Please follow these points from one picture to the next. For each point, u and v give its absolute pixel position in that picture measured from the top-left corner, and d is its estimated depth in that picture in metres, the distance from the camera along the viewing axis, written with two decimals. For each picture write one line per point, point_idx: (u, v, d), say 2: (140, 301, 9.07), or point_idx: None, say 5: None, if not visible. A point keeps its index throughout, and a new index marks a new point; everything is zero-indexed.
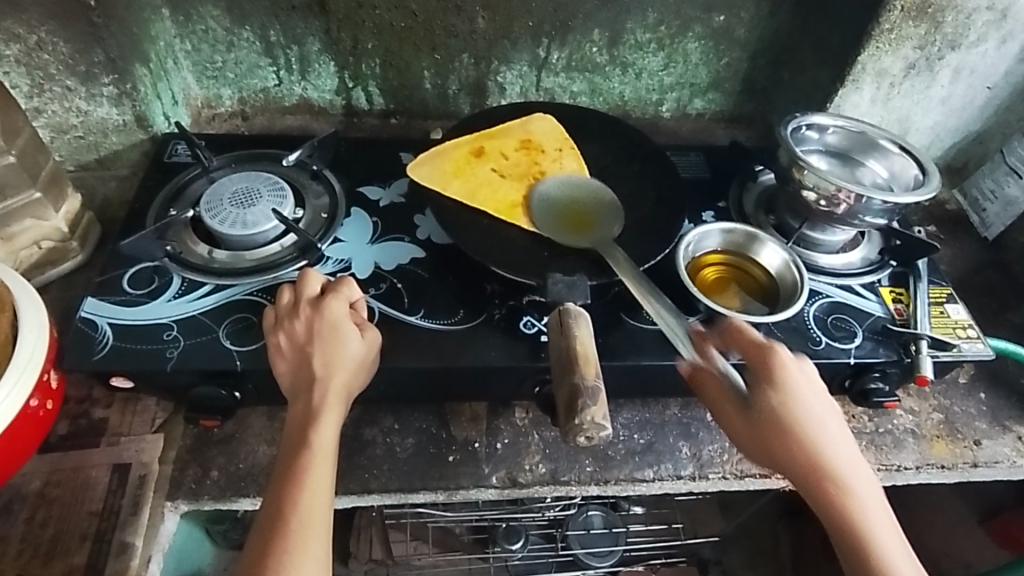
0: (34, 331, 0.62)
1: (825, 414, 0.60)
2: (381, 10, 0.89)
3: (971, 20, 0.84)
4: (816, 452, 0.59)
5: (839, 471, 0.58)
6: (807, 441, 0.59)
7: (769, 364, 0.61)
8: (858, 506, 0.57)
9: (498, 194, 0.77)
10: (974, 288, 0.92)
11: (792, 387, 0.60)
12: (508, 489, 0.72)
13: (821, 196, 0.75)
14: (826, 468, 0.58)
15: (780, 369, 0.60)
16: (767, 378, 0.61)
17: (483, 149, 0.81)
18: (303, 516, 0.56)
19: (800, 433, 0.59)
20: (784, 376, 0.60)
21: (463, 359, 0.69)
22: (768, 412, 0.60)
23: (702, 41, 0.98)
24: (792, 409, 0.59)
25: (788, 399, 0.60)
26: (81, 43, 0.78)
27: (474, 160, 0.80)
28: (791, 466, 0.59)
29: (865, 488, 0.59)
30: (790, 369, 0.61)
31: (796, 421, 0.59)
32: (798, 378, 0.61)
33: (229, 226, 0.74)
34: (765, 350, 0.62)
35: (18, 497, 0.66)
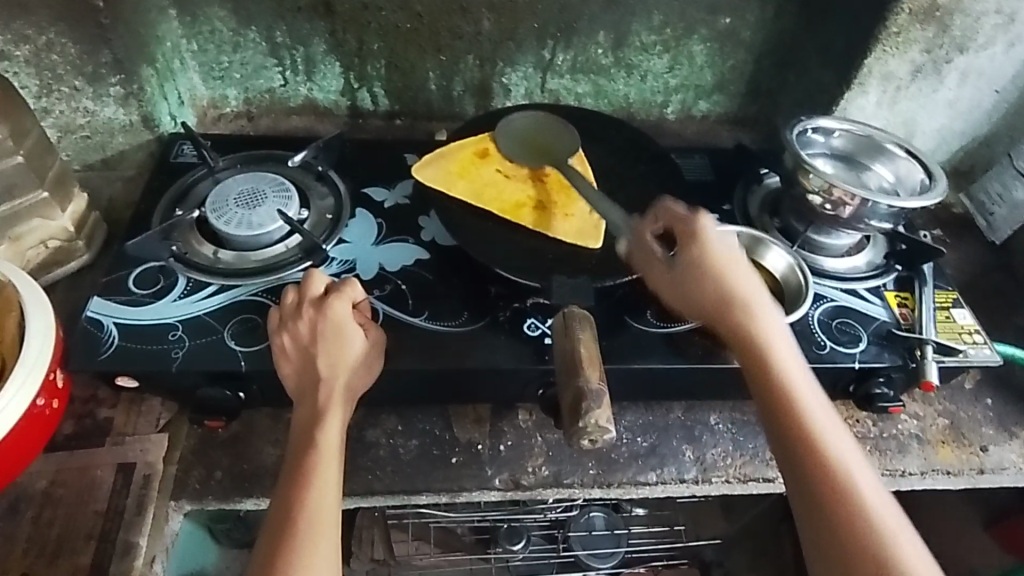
0: (41, 331, 0.62)
1: (745, 274, 0.61)
2: (387, 11, 0.89)
3: (979, 24, 0.83)
4: (735, 305, 0.59)
5: (757, 322, 0.59)
6: (725, 297, 0.60)
7: (693, 231, 0.62)
8: (777, 358, 0.57)
9: (503, 196, 0.77)
10: (981, 292, 0.91)
11: (714, 247, 0.61)
12: (512, 491, 0.72)
13: (826, 200, 0.75)
14: (745, 322, 0.59)
15: (703, 235, 0.62)
16: (688, 242, 0.62)
17: (488, 151, 0.81)
18: (314, 516, 0.56)
19: (715, 283, 0.60)
20: (703, 239, 0.62)
21: (467, 361, 0.69)
22: (689, 271, 0.61)
23: (707, 44, 0.97)
24: (712, 267, 0.60)
25: (708, 258, 0.61)
26: (89, 44, 0.78)
27: (479, 163, 0.80)
28: (714, 322, 0.60)
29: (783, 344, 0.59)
30: (708, 232, 0.62)
31: (715, 279, 0.60)
32: (718, 241, 0.62)
33: (235, 227, 0.75)
34: (687, 219, 0.63)
35: (24, 496, 0.67)
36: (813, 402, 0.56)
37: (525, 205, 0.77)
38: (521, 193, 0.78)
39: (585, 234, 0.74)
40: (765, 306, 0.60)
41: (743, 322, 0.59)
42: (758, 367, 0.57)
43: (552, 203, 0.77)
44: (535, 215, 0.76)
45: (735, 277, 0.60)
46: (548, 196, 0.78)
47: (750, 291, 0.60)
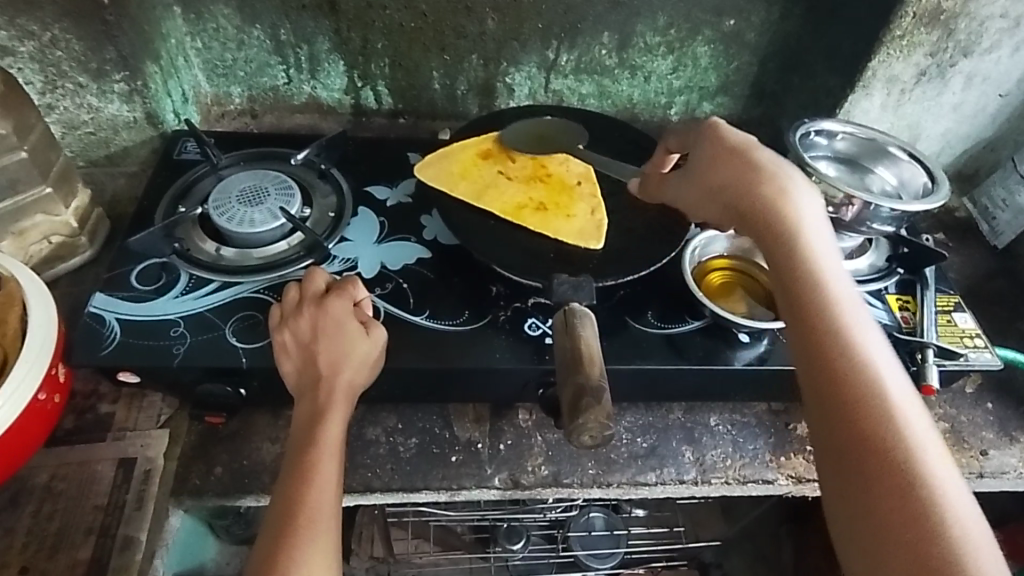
0: (43, 326, 0.62)
1: (771, 161, 0.63)
2: (391, 11, 0.89)
3: (984, 27, 0.83)
4: (756, 183, 0.62)
5: (774, 208, 0.60)
6: (746, 179, 0.62)
7: (713, 133, 0.67)
8: (793, 239, 0.58)
9: (504, 197, 0.77)
10: (984, 296, 0.91)
11: (734, 142, 0.65)
12: (511, 490, 0.72)
13: (829, 204, 0.74)
14: (764, 199, 0.60)
15: (722, 134, 0.66)
16: (709, 140, 0.67)
17: (491, 153, 0.81)
18: (314, 512, 0.56)
19: (733, 177, 0.63)
20: (723, 137, 0.66)
21: (468, 360, 0.69)
22: (711, 163, 0.65)
23: (711, 45, 0.97)
24: (734, 155, 0.64)
25: (730, 150, 0.65)
26: (94, 41, 0.78)
27: (482, 164, 0.80)
28: (734, 202, 0.62)
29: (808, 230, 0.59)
30: (729, 133, 0.66)
31: (735, 165, 0.63)
32: (738, 138, 0.66)
33: (237, 224, 0.75)
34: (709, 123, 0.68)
35: (25, 490, 0.67)
36: (829, 270, 0.56)
37: (526, 205, 0.77)
38: (522, 194, 0.78)
39: (585, 234, 0.74)
40: (795, 184, 0.61)
41: (762, 198, 0.60)
42: (776, 239, 0.58)
43: (554, 203, 0.77)
44: (535, 215, 0.76)
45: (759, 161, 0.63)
46: (549, 196, 0.78)
47: (775, 172, 0.62)
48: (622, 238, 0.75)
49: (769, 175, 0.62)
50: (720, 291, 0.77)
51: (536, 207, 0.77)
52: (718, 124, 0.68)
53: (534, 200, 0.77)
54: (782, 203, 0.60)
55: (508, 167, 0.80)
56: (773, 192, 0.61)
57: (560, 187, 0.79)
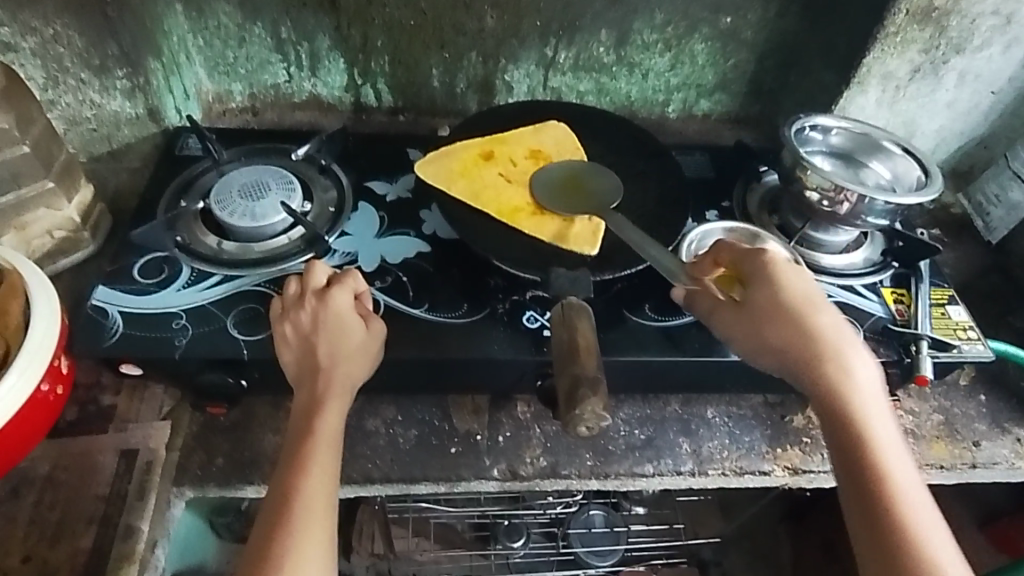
0: (45, 317, 0.63)
1: (828, 318, 0.63)
2: (391, 8, 0.90)
3: (976, 24, 0.84)
4: (822, 355, 0.61)
5: (838, 372, 0.61)
6: (813, 342, 0.62)
7: (771, 272, 0.65)
8: (858, 411, 0.59)
9: (502, 203, 0.77)
10: (978, 291, 0.92)
11: (795, 291, 0.64)
12: (509, 481, 0.73)
13: (824, 197, 0.76)
14: (829, 369, 0.61)
15: (783, 276, 0.65)
16: (767, 282, 0.64)
17: (493, 160, 0.81)
18: (309, 500, 0.57)
19: (796, 328, 0.62)
20: (783, 280, 0.64)
21: (465, 352, 0.70)
22: (772, 310, 0.63)
23: (709, 43, 0.98)
24: (797, 309, 0.63)
25: (795, 301, 0.63)
26: (96, 36, 0.80)
27: (483, 169, 0.80)
28: (797, 362, 0.62)
29: (868, 395, 0.60)
30: (790, 273, 0.65)
31: (800, 323, 0.62)
32: (798, 282, 0.65)
33: (238, 218, 0.76)
34: (764, 256, 0.66)
35: (27, 480, 0.68)
36: (895, 448, 0.58)
37: (522, 212, 0.76)
38: (520, 201, 0.77)
39: (581, 242, 0.73)
40: (851, 349, 0.62)
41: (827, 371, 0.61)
42: (843, 415, 0.59)
43: (551, 207, 0.77)
44: (530, 223, 0.75)
45: (820, 320, 0.63)
46: (548, 200, 0.78)
47: (833, 335, 0.62)
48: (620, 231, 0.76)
49: (831, 340, 0.62)
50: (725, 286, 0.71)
51: (532, 216, 0.76)
52: (775, 257, 0.66)
53: (530, 208, 0.77)
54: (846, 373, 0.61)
55: (508, 174, 0.80)
56: (834, 361, 0.61)
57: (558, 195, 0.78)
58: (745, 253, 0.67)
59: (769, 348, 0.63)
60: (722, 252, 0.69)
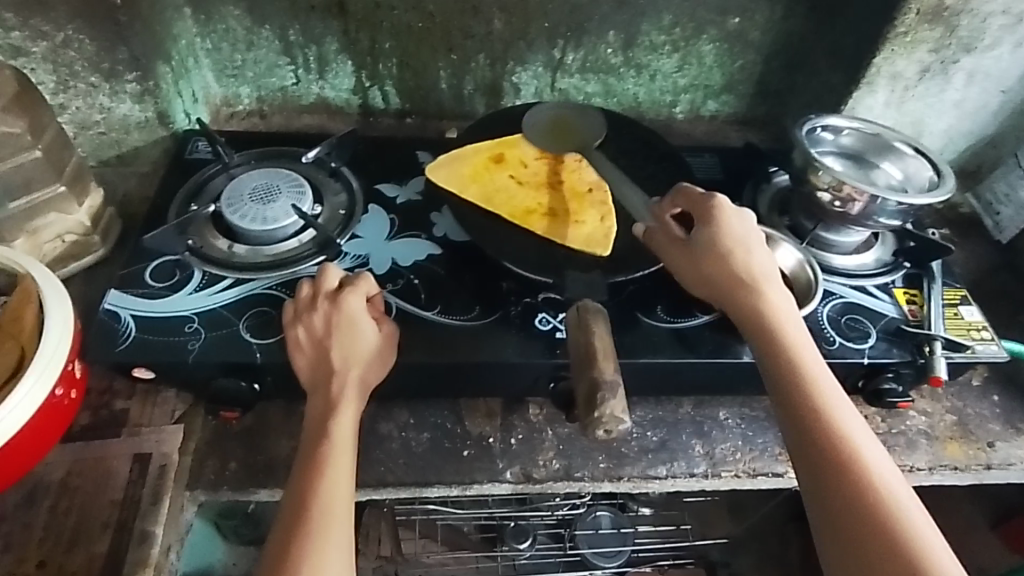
0: (59, 323, 0.63)
1: (760, 254, 0.65)
2: (399, 11, 0.90)
3: (986, 24, 0.84)
4: (752, 289, 0.63)
5: (766, 304, 0.62)
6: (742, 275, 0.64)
7: (712, 212, 0.67)
8: (786, 337, 0.61)
9: (514, 204, 0.77)
10: (989, 291, 0.92)
11: (731, 228, 0.66)
12: (522, 484, 0.72)
13: (835, 197, 0.76)
14: (755, 298, 0.63)
15: (721, 214, 0.66)
16: (707, 219, 0.66)
17: (503, 160, 0.81)
18: (327, 504, 0.57)
19: (731, 265, 0.64)
20: (722, 219, 0.66)
21: (479, 355, 0.70)
22: (709, 246, 0.65)
23: (716, 44, 0.98)
24: (731, 244, 0.65)
25: (729, 237, 0.65)
26: (106, 42, 0.79)
27: (493, 170, 0.80)
28: (727, 292, 0.64)
29: (795, 325, 0.62)
30: (727, 212, 0.67)
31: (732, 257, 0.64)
32: (737, 221, 0.67)
33: (249, 222, 0.75)
34: (705, 196, 0.68)
35: (41, 486, 0.67)
36: (817, 366, 0.59)
37: (534, 213, 0.77)
38: (532, 201, 0.78)
39: (594, 243, 0.74)
40: (776, 285, 0.64)
41: (756, 300, 0.63)
42: (766, 338, 0.61)
43: (563, 209, 0.77)
44: (542, 223, 0.76)
45: (751, 255, 0.65)
46: (560, 202, 0.78)
47: (761, 268, 0.65)
48: (632, 233, 0.76)
49: (759, 273, 0.64)
50: None
51: (543, 217, 0.76)
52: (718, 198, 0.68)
53: (542, 208, 0.77)
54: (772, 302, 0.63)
55: (518, 175, 0.80)
56: (762, 291, 0.63)
57: (569, 196, 0.78)
58: (689, 197, 0.69)
59: (705, 281, 0.65)
60: (678, 198, 0.70)
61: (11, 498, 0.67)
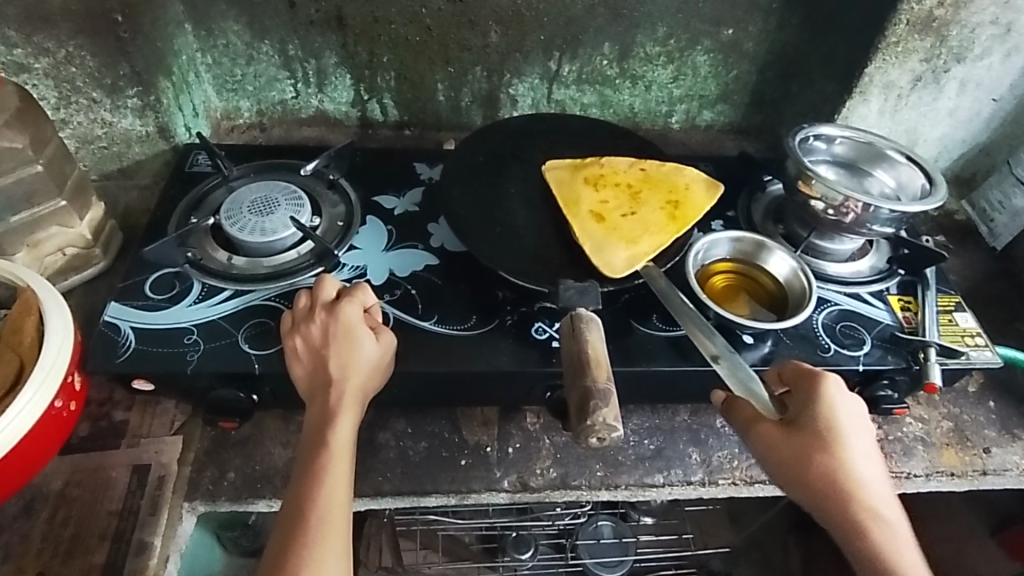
0: (58, 336, 0.63)
1: (865, 457, 0.60)
2: (397, 25, 0.91)
3: (976, 34, 0.84)
4: (811, 397, 0.62)
5: (818, 412, 0.61)
6: (842, 505, 0.58)
7: (819, 413, 0.61)
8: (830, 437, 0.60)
9: (575, 190, 0.79)
10: (983, 297, 0.92)
11: (836, 428, 0.60)
12: (519, 492, 0.73)
13: (829, 206, 0.77)
14: (813, 397, 0.62)
15: (827, 416, 0.60)
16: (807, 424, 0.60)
17: (606, 255, 0.72)
18: (324, 513, 0.58)
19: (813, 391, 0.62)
20: (830, 416, 0.61)
21: (474, 364, 0.70)
22: (804, 455, 0.59)
23: (711, 54, 0.99)
24: (814, 460, 0.59)
25: (821, 440, 0.60)
26: (107, 57, 0.80)
27: (592, 225, 0.75)
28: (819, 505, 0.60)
29: (848, 427, 0.60)
30: (834, 410, 0.61)
31: (825, 471, 0.59)
32: (841, 417, 0.61)
33: (248, 234, 0.76)
34: (809, 394, 0.62)
35: (40, 496, 0.68)
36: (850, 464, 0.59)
37: (606, 169, 0.81)
38: (602, 185, 0.80)
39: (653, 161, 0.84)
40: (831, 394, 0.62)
41: (865, 539, 0.57)
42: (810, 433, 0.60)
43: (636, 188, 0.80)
44: (581, 169, 0.82)
45: (849, 465, 0.59)
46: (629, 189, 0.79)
47: (857, 479, 0.59)
48: None
49: (866, 492, 0.59)
50: (724, 295, 0.78)
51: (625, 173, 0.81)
52: (826, 387, 0.62)
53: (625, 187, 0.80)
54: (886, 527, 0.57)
55: (621, 215, 0.76)
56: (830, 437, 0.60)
57: (670, 187, 0.81)
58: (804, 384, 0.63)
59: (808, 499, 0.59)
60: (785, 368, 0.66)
61: (10, 508, 0.67)
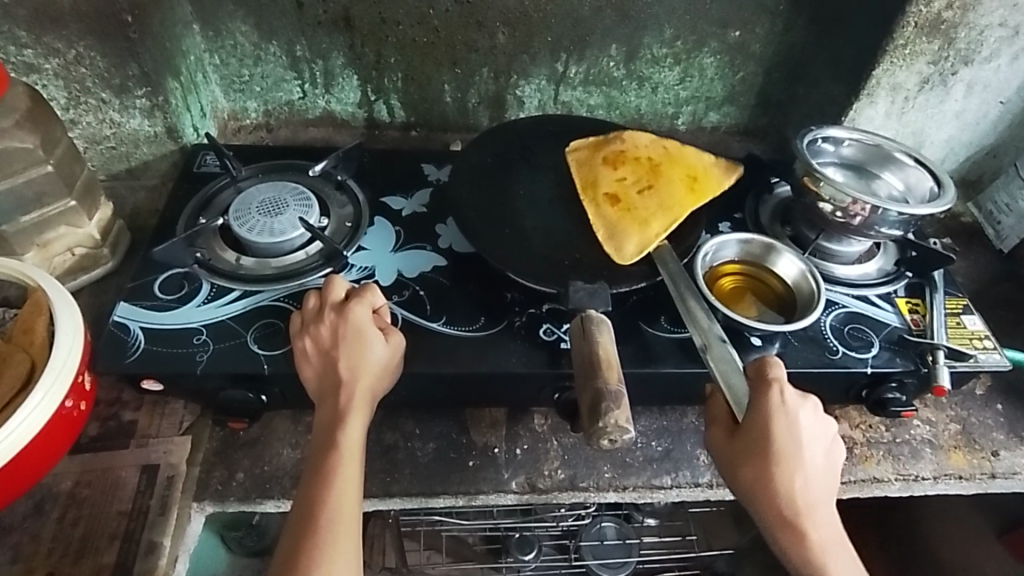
0: (69, 336, 0.63)
1: (808, 464, 0.61)
2: (404, 26, 0.92)
3: (984, 36, 0.84)
4: (752, 406, 0.61)
5: (752, 425, 0.60)
6: (774, 515, 0.60)
7: (765, 423, 0.60)
8: (759, 452, 0.60)
9: (593, 171, 0.81)
10: (990, 299, 0.92)
11: (780, 439, 0.60)
12: (527, 494, 0.73)
13: (837, 208, 0.77)
14: (752, 407, 0.60)
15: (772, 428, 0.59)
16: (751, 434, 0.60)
17: (620, 238, 0.74)
18: (335, 514, 0.58)
19: (756, 400, 0.61)
20: (771, 428, 0.60)
21: (483, 365, 0.70)
22: (736, 465, 0.61)
23: (718, 56, 0.99)
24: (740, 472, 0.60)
25: (750, 453, 0.60)
26: (117, 58, 0.80)
27: (607, 209, 0.77)
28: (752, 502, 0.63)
29: (782, 441, 0.60)
30: (773, 423, 0.60)
31: (749, 482, 0.60)
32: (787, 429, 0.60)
33: (257, 234, 0.76)
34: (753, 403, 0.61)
35: (50, 496, 0.68)
36: (778, 477, 0.59)
37: (626, 146, 0.83)
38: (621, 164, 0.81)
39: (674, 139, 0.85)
40: (771, 407, 0.60)
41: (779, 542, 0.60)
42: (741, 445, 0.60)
43: (655, 166, 0.81)
44: (602, 148, 0.83)
45: (777, 479, 0.59)
46: (648, 167, 0.81)
47: (784, 491, 0.59)
48: None
49: (805, 501, 0.60)
50: (732, 296, 0.78)
51: (646, 150, 0.83)
52: (767, 399, 0.60)
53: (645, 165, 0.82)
54: (815, 536, 0.59)
55: (638, 195, 0.78)
56: (759, 451, 0.60)
57: (689, 168, 0.82)
58: (755, 387, 0.61)
59: (746, 503, 0.61)
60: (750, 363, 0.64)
61: (20, 508, 0.67)
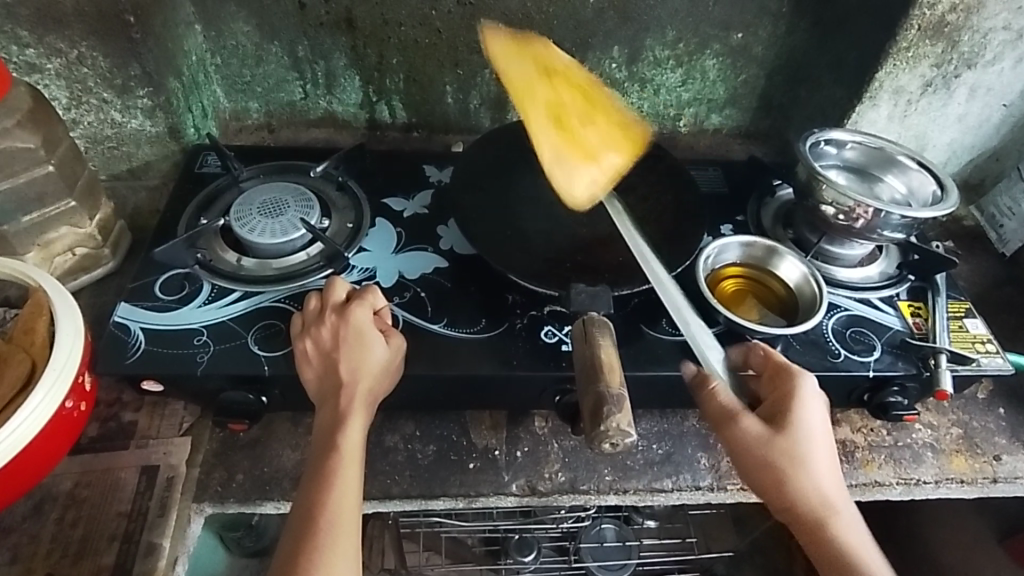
0: (70, 336, 0.63)
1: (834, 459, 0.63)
2: (406, 27, 0.91)
3: (987, 39, 0.84)
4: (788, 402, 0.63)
5: (794, 416, 0.62)
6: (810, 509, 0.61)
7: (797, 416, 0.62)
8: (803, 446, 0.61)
9: (532, 83, 0.77)
10: (993, 303, 0.92)
11: (814, 433, 0.62)
12: (528, 497, 0.73)
13: (840, 211, 0.76)
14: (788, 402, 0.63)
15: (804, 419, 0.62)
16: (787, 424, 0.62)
17: (566, 171, 0.73)
18: (335, 517, 0.58)
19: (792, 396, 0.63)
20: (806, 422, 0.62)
21: (484, 367, 0.70)
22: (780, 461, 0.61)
23: (720, 58, 0.99)
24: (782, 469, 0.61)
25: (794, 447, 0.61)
26: (119, 58, 0.80)
27: (552, 130, 0.74)
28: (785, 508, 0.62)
29: (819, 434, 0.62)
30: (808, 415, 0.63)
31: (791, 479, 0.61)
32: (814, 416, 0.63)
33: (258, 235, 0.76)
34: (784, 394, 0.63)
35: (49, 497, 0.68)
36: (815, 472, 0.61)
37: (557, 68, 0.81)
38: (559, 88, 0.78)
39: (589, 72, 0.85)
40: (805, 399, 0.63)
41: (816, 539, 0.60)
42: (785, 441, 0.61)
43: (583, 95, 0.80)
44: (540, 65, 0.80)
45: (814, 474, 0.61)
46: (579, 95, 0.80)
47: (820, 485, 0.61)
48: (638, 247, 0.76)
49: (835, 497, 0.62)
50: (733, 299, 0.78)
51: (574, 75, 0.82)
52: (801, 390, 0.63)
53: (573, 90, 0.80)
54: (848, 533, 0.61)
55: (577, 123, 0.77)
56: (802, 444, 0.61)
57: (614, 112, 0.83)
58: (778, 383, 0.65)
59: (781, 502, 0.62)
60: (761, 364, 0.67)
61: (19, 509, 0.67)
